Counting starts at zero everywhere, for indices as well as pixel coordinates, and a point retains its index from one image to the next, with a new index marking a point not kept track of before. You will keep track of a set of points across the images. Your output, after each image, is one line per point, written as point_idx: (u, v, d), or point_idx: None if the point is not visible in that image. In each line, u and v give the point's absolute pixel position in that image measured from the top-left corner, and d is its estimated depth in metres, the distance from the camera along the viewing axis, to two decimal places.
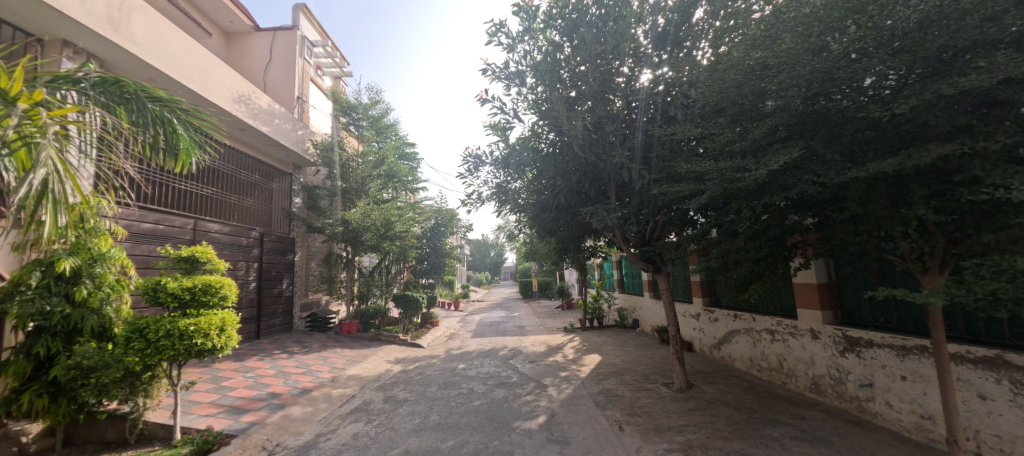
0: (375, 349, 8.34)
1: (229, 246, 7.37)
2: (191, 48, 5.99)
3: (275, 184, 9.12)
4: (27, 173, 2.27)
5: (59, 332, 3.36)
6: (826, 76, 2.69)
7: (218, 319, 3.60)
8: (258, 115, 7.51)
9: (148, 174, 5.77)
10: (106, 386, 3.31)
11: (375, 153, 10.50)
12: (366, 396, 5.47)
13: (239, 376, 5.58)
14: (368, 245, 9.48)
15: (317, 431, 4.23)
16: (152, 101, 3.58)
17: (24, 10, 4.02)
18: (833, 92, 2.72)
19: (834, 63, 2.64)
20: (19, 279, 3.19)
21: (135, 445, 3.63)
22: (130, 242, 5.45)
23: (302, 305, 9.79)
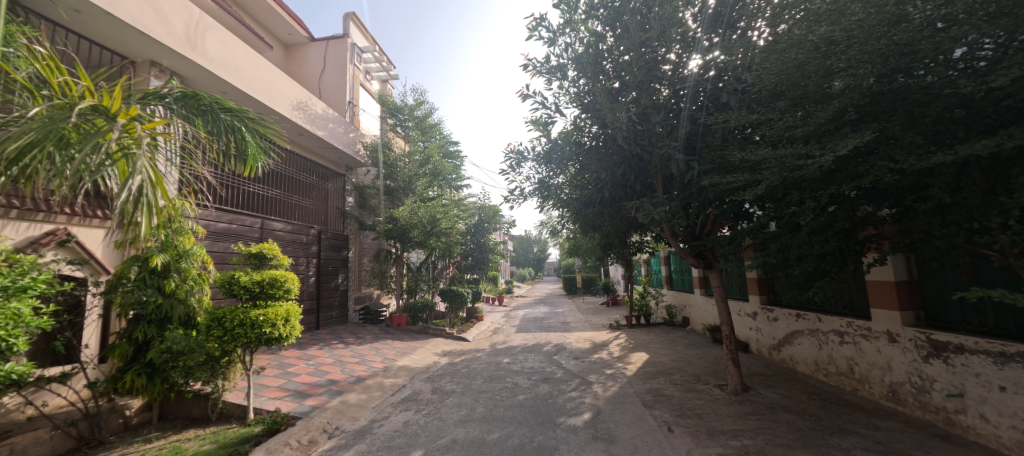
0: (423, 341, 8.67)
1: (292, 243, 7.97)
2: (256, 62, 6.51)
3: (330, 185, 9.72)
4: (128, 181, 2.58)
5: (154, 319, 3.81)
6: (905, 49, 2.42)
7: (283, 310, 3.91)
8: (314, 120, 8.05)
9: (222, 178, 6.37)
10: (192, 368, 3.71)
11: (421, 153, 10.86)
12: (415, 386, 5.70)
13: (302, 363, 6.05)
14: (416, 241, 9.86)
15: (371, 417, 4.47)
16: (225, 112, 3.94)
17: (121, 37, 4.59)
18: (914, 67, 2.46)
19: (917, 34, 2.35)
20: (122, 272, 3.68)
21: (216, 422, 4.05)
22: (209, 240, 6.04)
23: (357, 299, 10.38)
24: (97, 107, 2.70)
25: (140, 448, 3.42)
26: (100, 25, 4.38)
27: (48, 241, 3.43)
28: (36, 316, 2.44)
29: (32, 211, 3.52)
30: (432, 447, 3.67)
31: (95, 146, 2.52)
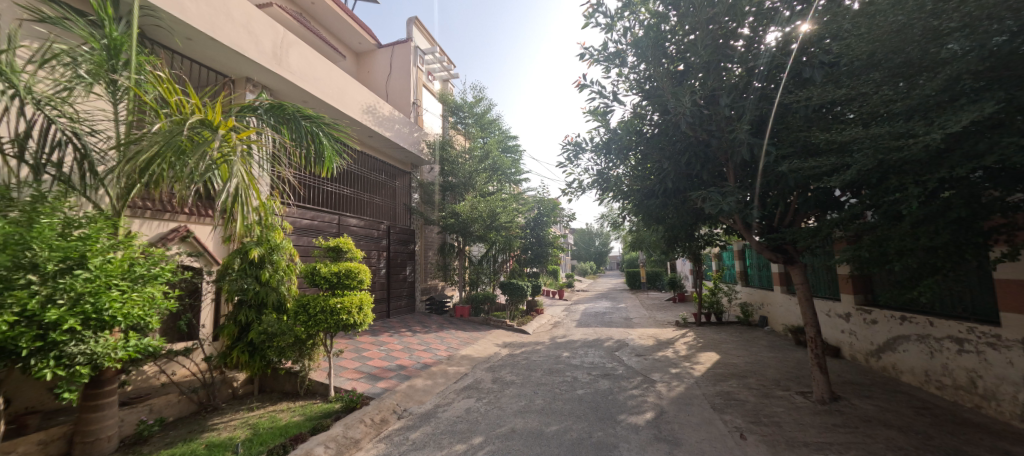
0: (484, 332, 8.94)
1: (365, 237, 8.63)
2: (331, 71, 7.10)
3: (398, 183, 10.35)
4: (227, 184, 2.97)
5: (253, 305, 4.37)
6: None
7: (357, 299, 4.27)
8: (382, 122, 8.60)
9: (304, 179, 7.07)
10: (283, 348, 4.21)
11: (480, 148, 11.14)
12: (477, 375, 5.91)
13: (375, 348, 6.57)
14: (476, 235, 10.19)
15: (436, 402, 4.73)
16: (305, 120, 4.37)
17: (222, 58, 5.27)
18: None
19: None
20: (229, 263, 4.28)
21: (304, 396, 4.55)
22: (296, 235, 6.77)
23: (423, 290, 10.97)
24: (204, 120, 3.12)
25: (244, 415, 3.95)
26: (207, 50, 5.07)
27: (173, 235, 4.16)
28: (165, 299, 2.92)
29: (161, 211, 4.24)
30: (492, 434, 3.78)
31: (202, 154, 2.92)
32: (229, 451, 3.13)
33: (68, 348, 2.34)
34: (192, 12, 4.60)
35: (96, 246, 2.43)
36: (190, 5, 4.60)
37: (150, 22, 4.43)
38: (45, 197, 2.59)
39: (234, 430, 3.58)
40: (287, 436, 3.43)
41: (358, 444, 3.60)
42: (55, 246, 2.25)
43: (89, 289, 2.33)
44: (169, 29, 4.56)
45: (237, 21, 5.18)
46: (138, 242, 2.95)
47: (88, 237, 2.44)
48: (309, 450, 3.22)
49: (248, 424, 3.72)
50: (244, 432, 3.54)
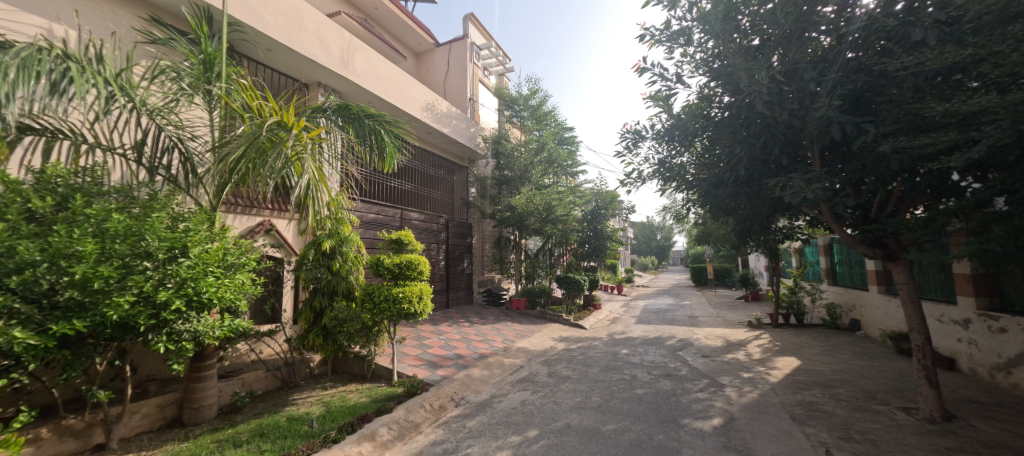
0: (540, 325, 8.91)
1: (425, 231, 9.00)
2: (393, 72, 7.44)
3: (455, 177, 10.65)
4: (298, 180, 3.19)
5: (326, 292, 4.72)
6: None
7: (418, 289, 4.45)
8: (440, 118, 8.87)
9: (370, 176, 7.51)
10: (352, 334, 4.50)
11: (536, 141, 11.02)
12: (532, 368, 5.90)
13: (435, 337, 6.84)
14: (532, 229, 10.18)
15: (492, 392, 4.80)
16: (368, 118, 4.61)
17: (298, 65, 5.74)
18: None
19: None
20: (305, 253, 4.69)
21: (370, 379, 4.85)
22: (364, 228, 7.23)
23: (481, 282, 11.21)
24: (280, 122, 3.38)
25: (319, 393, 4.30)
26: (284, 59, 5.55)
27: (258, 229, 4.66)
28: (252, 285, 3.24)
29: (248, 207, 4.75)
30: (547, 429, 3.73)
31: (277, 153, 3.17)
32: (307, 425, 3.43)
33: (176, 325, 2.70)
34: (272, 25, 5.05)
35: (195, 237, 2.74)
36: (270, 18, 5.04)
37: (238, 37, 4.94)
38: (158, 195, 2.98)
39: (310, 406, 3.92)
40: (355, 416, 3.67)
41: (418, 428, 3.76)
42: (164, 237, 2.57)
43: (190, 275, 2.64)
44: (253, 42, 5.04)
45: (309, 30, 5.59)
46: (231, 234, 3.30)
47: (189, 230, 2.77)
48: (374, 431, 3.41)
49: (322, 401, 4.05)
50: (318, 409, 3.85)
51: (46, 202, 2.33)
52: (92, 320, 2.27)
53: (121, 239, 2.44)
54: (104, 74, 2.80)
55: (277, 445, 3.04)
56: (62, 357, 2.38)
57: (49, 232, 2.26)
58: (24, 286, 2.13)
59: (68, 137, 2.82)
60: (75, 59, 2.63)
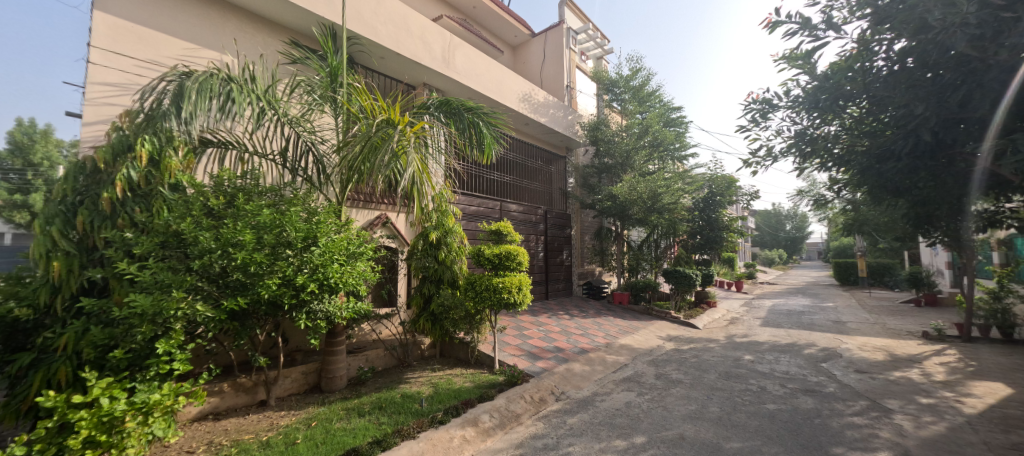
0: (646, 322, 8.25)
1: (524, 222, 9.04)
2: (490, 66, 7.58)
3: (553, 168, 10.48)
4: (402, 172, 3.37)
5: (433, 280, 4.98)
6: None
7: (517, 280, 4.44)
8: (537, 108, 8.79)
9: (471, 170, 7.80)
10: (458, 321, 4.69)
11: (639, 124, 10.15)
12: (638, 368, 5.45)
13: (535, 328, 6.81)
14: (636, 219, 9.49)
15: (594, 390, 4.56)
16: (468, 111, 4.70)
17: (406, 69, 6.19)
18: None
19: None
20: (415, 244, 5.01)
21: (474, 365, 5.02)
22: (466, 220, 7.54)
23: (581, 274, 10.89)
24: (388, 120, 3.61)
25: (429, 374, 4.60)
26: (394, 64, 6.02)
27: (376, 221, 5.18)
28: (371, 272, 3.55)
29: (367, 202, 5.32)
30: (656, 437, 3.33)
31: (385, 149, 3.39)
32: (417, 403, 3.66)
33: (311, 306, 3.10)
34: (383, 34, 5.51)
35: (323, 228, 3.08)
36: (381, 27, 5.51)
37: (356, 49, 5.51)
38: (298, 193, 3.46)
39: (422, 386, 4.21)
40: (459, 399, 3.80)
41: (519, 418, 3.73)
42: (299, 228, 2.94)
43: (321, 261, 2.97)
44: (370, 52, 5.58)
45: (415, 34, 5.96)
46: (353, 225, 3.67)
47: (319, 222, 3.12)
48: (477, 416, 3.48)
49: (432, 382, 4.31)
50: (428, 389, 4.10)
51: (218, 200, 2.86)
52: (249, 298, 2.72)
53: (268, 230, 2.85)
54: (255, 93, 3.34)
55: (392, 419, 3.30)
56: (233, 327, 2.92)
57: (220, 225, 2.77)
58: (204, 268, 2.63)
59: (235, 148, 3.46)
60: (236, 81, 3.19)
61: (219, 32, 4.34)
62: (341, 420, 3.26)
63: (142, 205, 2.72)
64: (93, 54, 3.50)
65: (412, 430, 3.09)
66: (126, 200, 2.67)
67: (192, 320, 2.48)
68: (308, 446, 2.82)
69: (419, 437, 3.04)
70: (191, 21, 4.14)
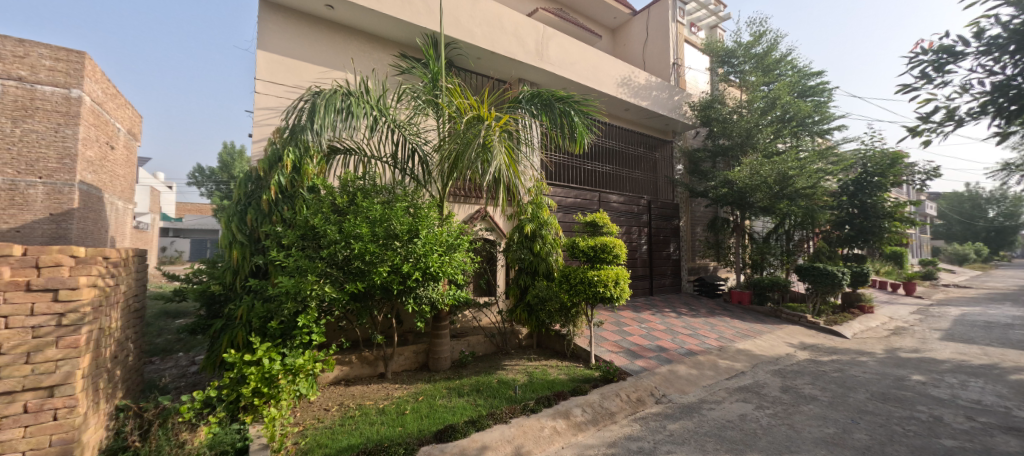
0: (773, 326, 7.12)
1: (625, 213, 8.53)
2: (585, 52, 7.33)
3: (657, 154, 9.68)
4: (490, 166, 3.49)
5: (529, 272, 5.05)
6: None
7: (613, 273, 4.24)
8: (638, 92, 8.22)
9: (567, 161, 7.64)
10: (553, 313, 4.68)
11: (764, 97, 8.70)
12: (759, 377, 4.75)
13: (636, 324, 6.43)
14: (759, 207, 8.22)
15: (701, 396, 4.12)
16: (559, 101, 4.61)
17: (501, 66, 6.36)
18: None
19: None
20: (511, 236, 5.11)
21: (570, 358, 4.97)
22: (562, 212, 7.29)
23: (691, 269, 9.91)
24: (478, 116, 3.74)
25: (525, 363, 4.70)
26: (490, 63, 6.25)
27: (476, 215, 5.49)
28: (468, 262, 3.77)
29: (467, 197, 5.67)
30: None
31: (474, 144, 3.56)
32: (512, 390, 3.78)
33: (417, 292, 3.43)
34: (478, 35, 5.75)
35: (424, 221, 3.38)
36: (477, 29, 5.75)
37: (455, 53, 5.87)
38: (404, 190, 3.86)
39: (517, 373, 4.33)
40: (552, 391, 3.80)
41: (614, 417, 3.58)
42: (404, 222, 3.27)
43: (422, 252, 3.25)
44: (467, 54, 5.89)
45: (508, 31, 6.08)
46: (453, 218, 3.94)
47: (421, 216, 3.44)
48: (568, 409, 3.45)
49: (527, 371, 4.40)
50: (523, 377, 4.20)
51: (342, 199, 3.37)
52: (366, 283, 3.14)
53: (377, 223, 3.23)
54: (369, 103, 3.82)
55: (488, 402, 3.48)
56: (357, 307, 3.43)
57: (343, 219, 3.25)
58: (331, 257, 3.13)
59: (356, 154, 4.03)
60: (353, 95, 3.69)
61: (343, 54, 5.05)
62: (444, 398, 3.57)
63: (288, 204, 3.38)
64: (258, 86, 4.41)
65: (505, 415, 3.22)
66: (277, 200, 3.38)
67: (323, 299, 3.00)
68: (415, 417, 3.16)
69: (511, 423, 3.16)
70: (322, 48, 4.90)
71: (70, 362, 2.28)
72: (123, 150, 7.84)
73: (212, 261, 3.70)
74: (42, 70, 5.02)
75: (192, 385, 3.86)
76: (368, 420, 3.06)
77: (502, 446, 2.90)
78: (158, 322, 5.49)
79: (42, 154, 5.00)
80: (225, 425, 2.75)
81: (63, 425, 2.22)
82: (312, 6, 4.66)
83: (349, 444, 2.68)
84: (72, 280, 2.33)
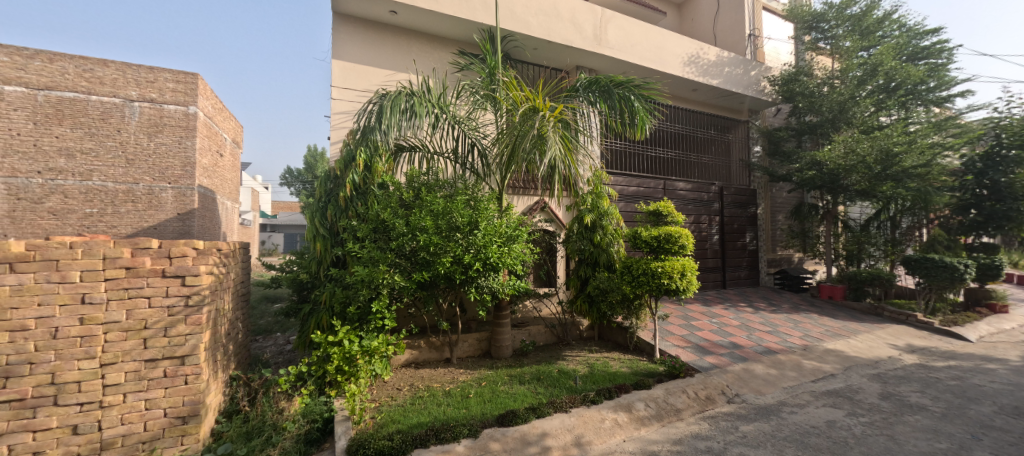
0: (872, 325, 6.27)
1: (694, 201, 8.00)
2: (647, 32, 6.93)
3: (731, 135, 8.90)
4: (545, 157, 3.48)
5: (589, 263, 4.94)
6: None
7: (679, 265, 4.03)
8: (707, 69, 7.62)
9: (628, 147, 7.32)
10: (615, 305, 4.56)
11: (862, 64, 7.57)
12: (852, 381, 4.23)
13: (707, 319, 6.04)
14: (855, 190, 7.23)
15: (781, 398, 3.79)
16: (617, 86, 4.44)
17: (557, 55, 6.25)
18: None
19: None
20: (570, 227, 5.02)
21: (633, 351, 4.81)
22: (623, 202, 7.05)
23: (770, 261, 9.05)
24: (533, 107, 3.73)
25: (586, 354, 4.64)
26: (547, 52, 6.17)
27: (535, 206, 5.51)
28: (527, 253, 3.81)
29: (525, 189, 5.72)
30: None
31: (529, 135, 3.57)
32: (572, 381, 3.77)
33: (479, 282, 3.56)
34: (535, 25, 5.70)
35: (483, 214, 3.49)
36: (533, 19, 5.70)
37: (512, 46, 5.88)
38: (464, 183, 3.99)
39: (578, 364, 4.30)
40: (613, 383, 3.73)
41: (680, 414, 3.43)
42: (464, 214, 3.41)
43: (483, 243, 3.36)
44: (524, 45, 5.87)
45: (565, 18, 5.96)
46: (512, 210, 4.01)
47: (480, 208, 3.54)
48: (631, 403, 3.38)
49: (588, 362, 4.35)
50: (584, 368, 4.17)
51: (408, 194, 3.60)
52: (430, 272, 3.32)
53: (439, 216, 3.40)
54: (430, 102, 4.02)
55: (548, 391, 3.52)
56: (423, 296, 3.64)
57: (409, 213, 3.47)
58: (399, 248, 3.35)
59: (420, 150, 4.24)
60: (416, 95, 3.91)
61: (406, 56, 5.32)
62: (506, 384, 3.68)
63: (361, 200, 3.67)
64: (334, 92, 4.82)
65: (565, 404, 3.24)
66: (352, 196, 3.68)
67: (393, 287, 3.23)
68: (478, 401, 3.31)
69: (572, 412, 3.17)
70: (387, 51, 5.20)
71: (195, 336, 2.71)
72: (229, 157, 9.07)
73: (300, 252, 4.15)
74: (167, 91, 6.55)
75: (287, 361, 4.39)
76: (436, 401, 3.26)
77: (562, 434, 2.93)
78: (261, 306, 6.32)
79: (171, 163, 6.50)
80: (315, 396, 3.12)
81: (191, 389, 2.67)
82: (378, 13, 4.95)
83: (419, 422, 2.90)
84: (194, 268, 2.75)
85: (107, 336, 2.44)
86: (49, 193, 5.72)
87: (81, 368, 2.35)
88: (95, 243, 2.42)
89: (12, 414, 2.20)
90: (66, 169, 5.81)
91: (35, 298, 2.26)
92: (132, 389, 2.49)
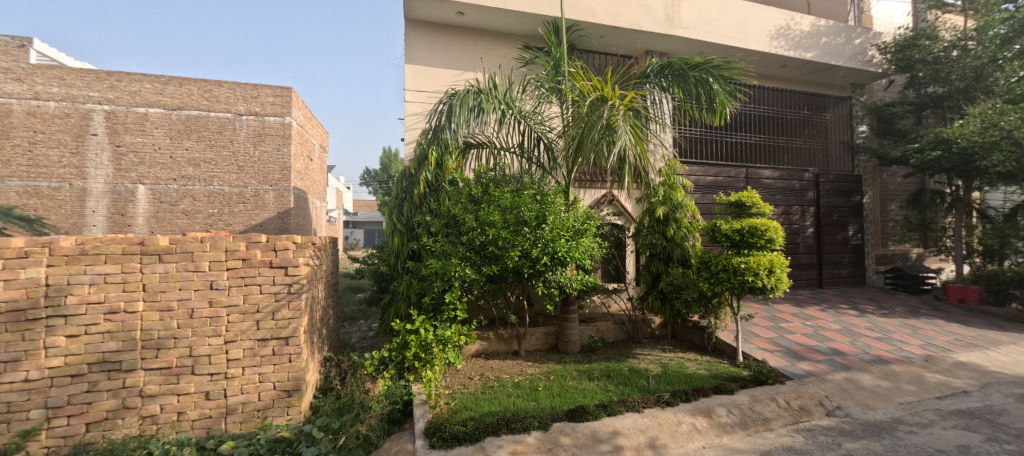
0: (1020, 336, 5.18)
1: (782, 190, 7.21)
2: (726, 7, 6.35)
3: (829, 115, 7.84)
4: (615, 147, 3.35)
5: (661, 257, 4.68)
6: None
7: (766, 260, 3.64)
8: (799, 43, 6.80)
9: (706, 134, 6.78)
10: (691, 302, 4.28)
11: (1006, 20, 6.26)
12: (994, 401, 3.53)
13: (799, 321, 5.43)
14: (996, 173, 6.04)
15: (896, 415, 3.28)
16: (692, 69, 4.15)
17: (625, 41, 6.00)
18: None
19: None
20: (641, 220, 4.78)
21: (711, 352, 4.48)
22: (700, 193, 6.59)
23: (879, 257, 7.89)
24: (601, 96, 3.61)
25: (659, 353, 4.43)
26: (613, 39, 5.94)
27: (603, 199, 5.37)
28: (596, 247, 3.74)
29: (592, 182, 5.59)
30: None
31: (597, 126, 3.47)
32: (644, 380, 3.62)
33: (546, 276, 3.56)
34: (601, 11, 5.51)
35: (551, 207, 3.48)
36: (598, 6, 5.51)
37: (578, 35, 5.74)
38: (531, 177, 4.00)
39: (651, 363, 4.12)
40: (690, 385, 3.51)
41: (768, 424, 3.13)
42: (531, 209, 3.43)
43: (550, 237, 3.35)
44: (589, 33, 5.72)
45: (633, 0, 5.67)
46: (579, 204, 3.94)
47: (548, 202, 3.53)
48: (710, 408, 3.16)
49: (661, 362, 4.14)
50: (657, 368, 3.98)
51: (477, 189, 3.73)
52: (500, 266, 3.39)
53: (507, 211, 3.45)
54: (497, 98, 4.10)
55: (619, 389, 3.42)
56: (492, 288, 3.74)
57: (479, 208, 3.57)
58: (469, 242, 3.46)
59: (487, 147, 4.33)
60: (483, 92, 4.03)
61: (473, 56, 5.46)
62: (575, 379, 3.65)
63: (434, 196, 3.86)
64: (407, 95, 5.12)
65: (638, 403, 3.12)
66: (426, 194, 3.86)
67: (465, 280, 3.35)
68: (548, 394, 3.32)
69: (645, 413, 3.05)
70: (454, 51, 5.37)
71: (296, 320, 3.04)
72: (318, 161, 10.11)
73: (380, 246, 4.47)
74: (267, 105, 8.28)
75: (371, 346, 4.79)
76: (506, 392, 3.34)
77: (636, 434, 2.83)
78: (347, 295, 6.97)
79: (273, 169, 8.25)
80: (396, 380, 3.37)
81: (293, 366, 3.00)
82: (446, 15, 5.12)
83: (491, 410, 2.99)
84: (295, 259, 3.06)
85: (229, 318, 2.84)
86: (181, 196, 7.69)
87: (211, 344, 2.78)
88: (218, 238, 2.83)
89: (163, 380, 2.67)
90: (193, 176, 7.74)
91: (177, 284, 2.70)
92: (249, 364, 2.88)
